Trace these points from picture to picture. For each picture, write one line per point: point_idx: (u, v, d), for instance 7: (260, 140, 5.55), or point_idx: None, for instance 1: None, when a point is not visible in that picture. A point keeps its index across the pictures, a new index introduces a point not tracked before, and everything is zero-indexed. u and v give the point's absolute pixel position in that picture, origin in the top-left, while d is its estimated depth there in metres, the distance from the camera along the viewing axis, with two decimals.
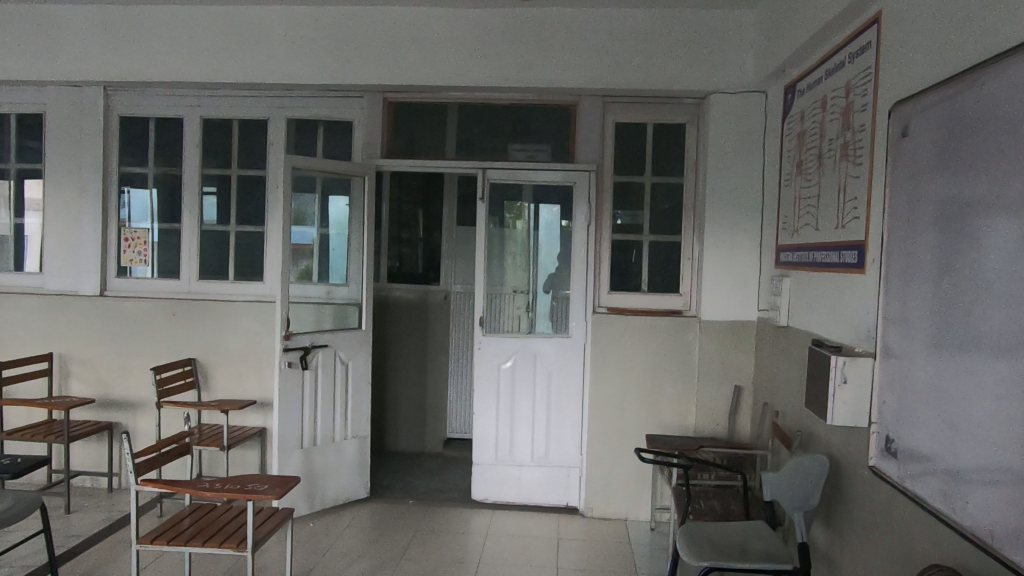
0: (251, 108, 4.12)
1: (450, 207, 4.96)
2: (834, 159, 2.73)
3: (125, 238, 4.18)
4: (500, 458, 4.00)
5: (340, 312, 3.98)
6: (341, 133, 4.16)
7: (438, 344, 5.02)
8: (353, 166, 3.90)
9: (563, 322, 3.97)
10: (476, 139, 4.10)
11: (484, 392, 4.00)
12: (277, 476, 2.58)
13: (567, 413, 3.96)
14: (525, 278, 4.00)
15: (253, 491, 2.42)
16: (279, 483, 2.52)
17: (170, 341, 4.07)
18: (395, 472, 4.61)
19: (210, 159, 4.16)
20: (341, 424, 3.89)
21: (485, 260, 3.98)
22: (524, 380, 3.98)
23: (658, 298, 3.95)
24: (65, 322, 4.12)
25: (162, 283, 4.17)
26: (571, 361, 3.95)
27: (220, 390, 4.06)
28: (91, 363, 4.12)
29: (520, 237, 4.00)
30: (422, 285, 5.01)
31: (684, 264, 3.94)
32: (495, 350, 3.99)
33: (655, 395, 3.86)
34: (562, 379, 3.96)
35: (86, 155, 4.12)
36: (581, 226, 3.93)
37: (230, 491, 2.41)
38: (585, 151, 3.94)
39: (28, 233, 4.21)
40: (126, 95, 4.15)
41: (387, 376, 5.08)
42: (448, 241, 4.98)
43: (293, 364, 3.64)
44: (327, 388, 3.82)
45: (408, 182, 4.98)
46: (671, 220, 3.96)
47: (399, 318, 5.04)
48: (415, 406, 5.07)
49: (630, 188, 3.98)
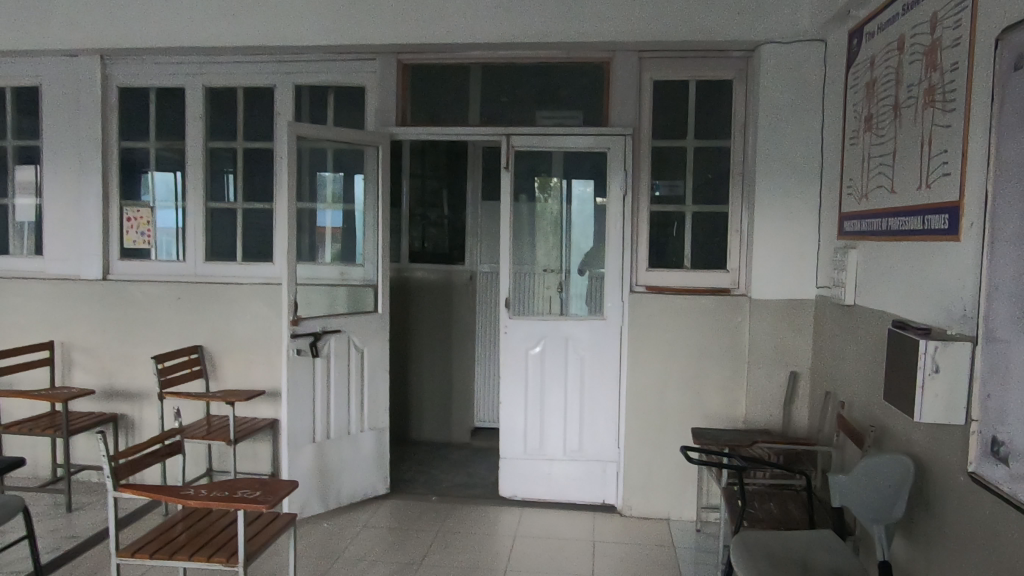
0: (256, 75, 3.81)
1: (475, 179, 4.61)
2: (915, 108, 2.32)
3: (127, 217, 3.92)
4: (530, 451, 3.67)
5: (355, 294, 3.67)
6: (353, 99, 3.82)
7: (464, 327, 4.70)
8: (366, 135, 3.58)
9: (598, 303, 3.61)
10: (500, 103, 3.74)
11: (511, 380, 3.67)
12: (271, 481, 2.27)
13: (603, 403, 3.61)
14: (556, 255, 3.64)
15: (239, 500, 2.10)
16: (272, 491, 2.20)
17: (176, 328, 3.81)
18: (418, 465, 4.31)
19: (214, 132, 3.87)
20: (357, 415, 3.59)
21: (510, 236, 3.63)
22: (555, 367, 3.63)
23: (703, 275, 3.57)
24: (65, 308, 3.87)
25: (167, 266, 3.90)
26: (606, 346, 3.59)
27: (229, 379, 3.79)
28: (93, 352, 3.87)
29: (548, 210, 3.64)
30: (446, 264, 4.68)
31: (732, 237, 3.55)
32: (523, 334, 3.65)
33: (700, 383, 3.49)
34: (597, 366, 3.60)
35: (84, 129, 3.86)
36: (616, 197, 3.55)
37: (213, 500, 2.10)
38: (619, 114, 3.56)
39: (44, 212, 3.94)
40: (124, 64, 3.86)
41: (411, 361, 4.78)
42: (473, 217, 4.64)
43: (302, 352, 3.34)
44: (342, 377, 3.51)
45: (429, 155, 4.64)
46: (716, 188, 3.56)
47: (423, 300, 4.72)
48: (440, 393, 4.76)
49: (670, 153, 3.59)
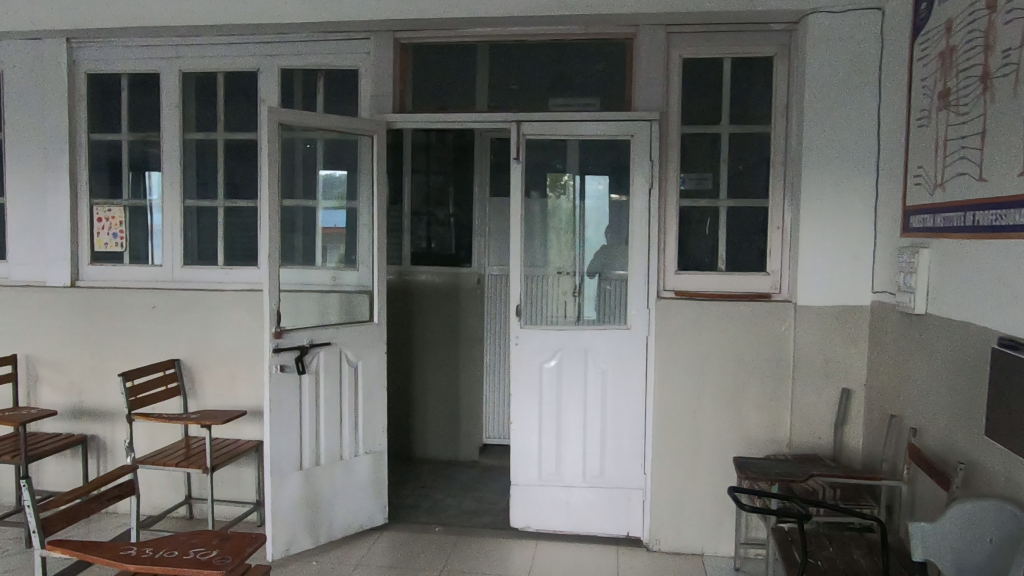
0: (239, 58, 3.43)
1: (482, 173, 4.22)
2: (1013, 77, 1.90)
3: (98, 218, 3.55)
4: (544, 476, 3.27)
5: (348, 302, 3.28)
6: (346, 83, 3.42)
7: (472, 334, 4.31)
8: (359, 122, 3.19)
9: (620, 310, 3.20)
10: (510, 86, 3.34)
11: (523, 396, 3.27)
12: (236, 536, 1.87)
13: (627, 423, 3.20)
14: (573, 255, 3.24)
15: (189, 563, 1.71)
16: (232, 549, 1.81)
17: (151, 340, 3.43)
18: (422, 488, 3.92)
19: (193, 121, 3.49)
20: (351, 438, 3.20)
21: (521, 235, 3.23)
22: (572, 383, 3.23)
23: (740, 278, 3.16)
24: (29, 318, 3.50)
25: (142, 271, 3.53)
26: (631, 359, 3.18)
27: (210, 396, 3.41)
28: (60, 366, 3.49)
29: (564, 206, 3.24)
30: (452, 266, 4.29)
31: (773, 235, 3.13)
32: (536, 345, 3.25)
33: (738, 400, 3.08)
34: (620, 381, 3.20)
35: (50, 120, 3.49)
36: (641, 190, 3.14)
37: (155, 562, 1.70)
38: (644, 96, 3.15)
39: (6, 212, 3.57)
40: (93, 48, 3.49)
41: (414, 372, 4.38)
42: (481, 215, 4.24)
43: (287, 368, 2.95)
44: (334, 395, 3.12)
45: (434, 148, 4.25)
46: (753, 180, 3.16)
47: (427, 305, 4.33)
48: (445, 407, 4.37)
49: (701, 141, 3.18)
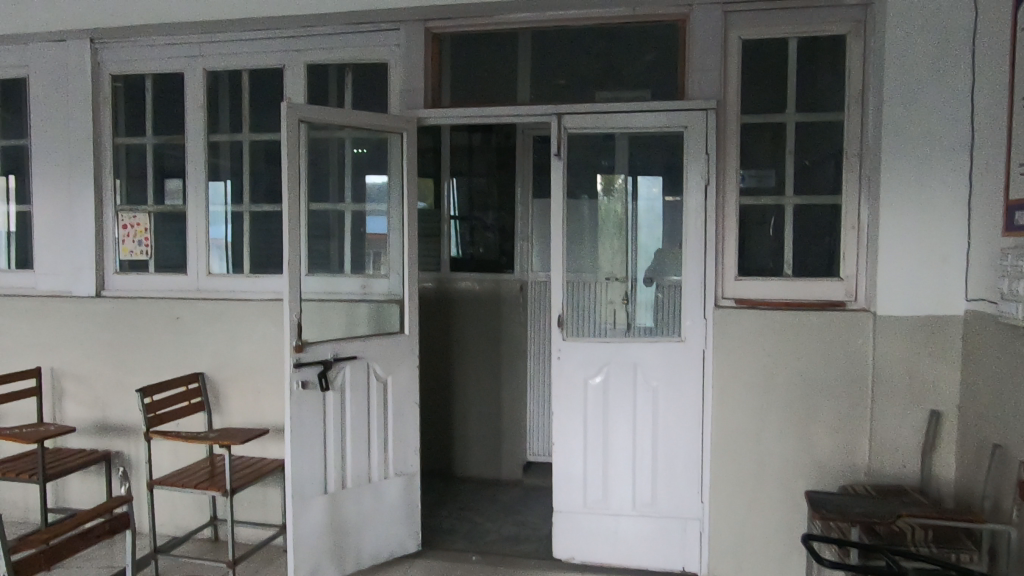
0: (264, 55, 3.25)
1: (525, 173, 3.95)
2: None
3: (124, 224, 3.42)
4: (590, 504, 2.97)
5: (378, 312, 3.06)
6: (375, 78, 3.19)
7: (514, 345, 4.03)
8: (388, 119, 2.97)
9: (674, 321, 2.89)
10: (551, 77, 3.06)
11: (567, 416, 2.98)
12: None
13: (681, 446, 2.89)
14: (621, 260, 2.95)
15: None
16: None
17: (174, 352, 3.27)
18: (460, 510, 3.67)
19: (218, 123, 3.32)
20: (380, 459, 2.96)
21: (564, 239, 2.95)
22: (620, 401, 2.93)
23: (809, 285, 2.82)
24: (54, 329, 3.38)
25: (167, 280, 3.38)
26: (686, 375, 2.87)
27: (235, 412, 3.22)
28: (85, 380, 3.36)
29: (611, 207, 2.95)
30: (493, 273, 4.04)
31: (847, 236, 2.78)
32: (581, 360, 2.96)
33: (808, 422, 2.74)
34: (673, 399, 2.88)
35: (75, 124, 3.37)
36: (697, 188, 2.83)
37: None
38: (699, 83, 2.84)
39: (33, 219, 3.47)
40: (118, 48, 3.36)
41: (455, 386, 4.13)
42: (523, 218, 3.98)
43: (309, 385, 2.73)
44: (361, 413, 2.88)
45: (474, 148, 4.02)
46: (823, 175, 2.82)
47: (467, 314, 4.08)
48: (486, 423, 4.10)
49: (764, 132, 2.86)
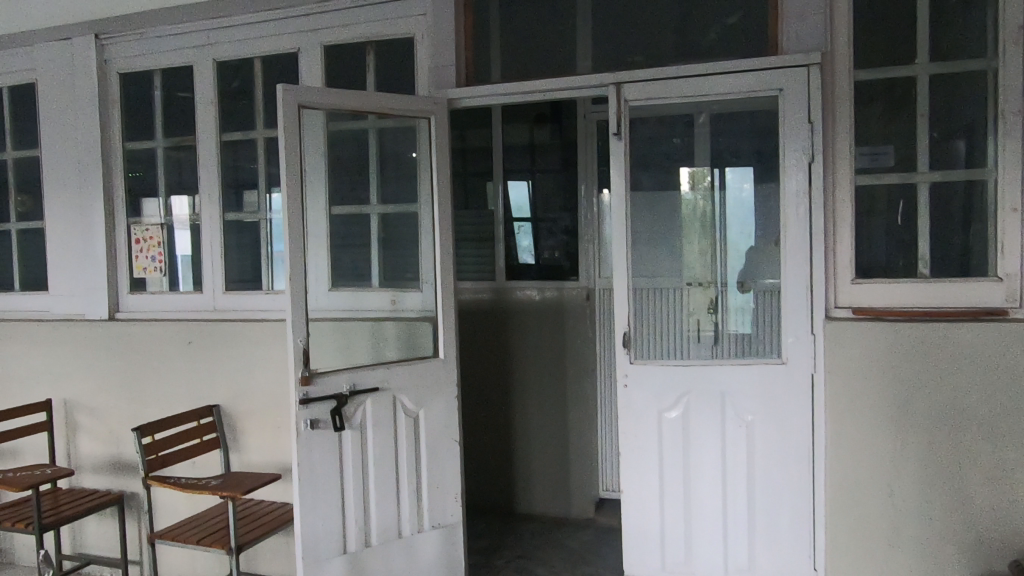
0: (276, 38, 2.82)
1: (589, 162, 3.35)
2: None
3: (136, 239, 3.06)
4: (670, 568, 2.39)
5: (409, 332, 2.57)
6: (400, 55, 2.70)
7: (580, 364, 3.40)
8: (413, 101, 2.49)
9: (772, 336, 2.29)
10: (609, 37, 2.48)
11: (637, 458, 2.40)
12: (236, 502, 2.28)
13: (785, 497, 2.28)
14: (702, 261, 2.35)
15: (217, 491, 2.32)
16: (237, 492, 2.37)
17: (188, 381, 2.88)
18: (520, 559, 3.13)
19: (230, 119, 2.93)
20: (413, 509, 2.47)
21: (630, 240, 2.39)
22: (704, 440, 2.33)
23: (955, 288, 2.13)
24: (66, 358, 3.06)
25: (182, 300, 3.00)
26: (788, 407, 2.26)
27: (252, 449, 2.80)
28: (98, 413, 3.02)
29: (695, 204, 2.35)
30: (557, 280, 3.42)
31: (1006, 221, 2.10)
32: (652, 388, 2.38)
33: (953, 470, 2.10)
34: (773, 437, 2.27)
35: (83, 129, 3.05)
36: (795, 167, 2.23)
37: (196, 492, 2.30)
38: (795, 34, 2.24)
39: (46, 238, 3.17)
40: (124, 43, 3.02)
41: (513, 413, 3.53)
42: (588, 215, 3.36)
43: (320, 424, 2.27)
44: (387, 457, 2.40)
45: (536, 144, 3.43)
46: (967, 143, 2.15)
47: (527, 330, 3.47)
48: (551, 455, 3.49)
49: (886, 90, 2.20)
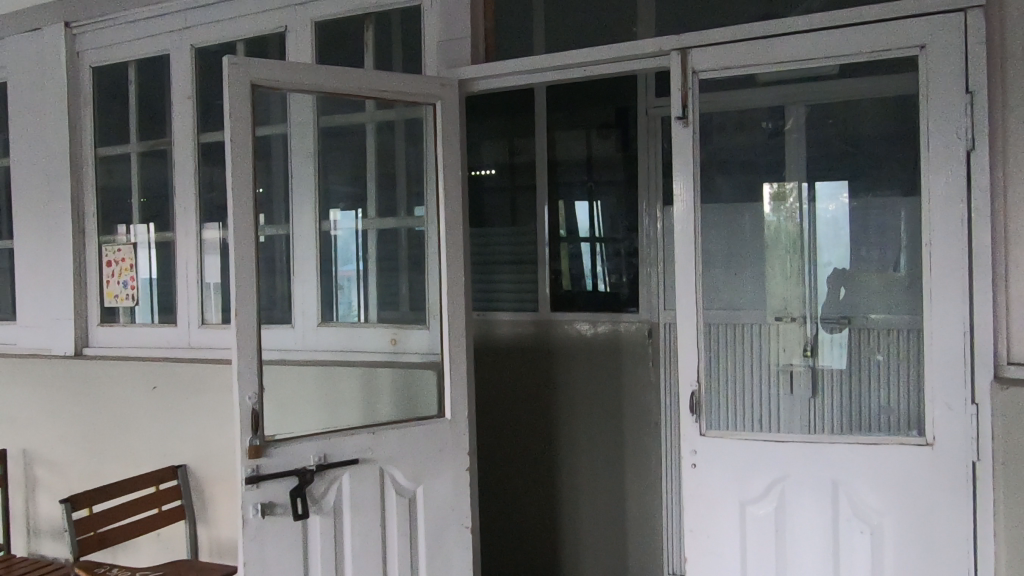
0: (261, 16, 2.32)
1: (651, 167, 2.67)
2: None
3: (107, 261, 2.60)
4: None
5: (407, 384, 1.97)
6: (405, 29, 2.14)
7: (642, 419, 2.70)
8: (415, 81, 1.91)
9: (906, 401, 1.60)
10: None
11: (714, 564, 1.72)
12: None
13: None
14: (797, 292, 1.69)
15: None
16: None
17: (152, 433, 2.38)
18: None
19: (211, 116, 2.44)
20: None
21: (703, 261, 1.74)
22: (809, 546, 1.65)
23: None
24: (25, 401, 2.61)
25: (154, 334, 2.52)
26: (939, 508, 1.56)
27: (224, 524, 2.27)
28: (58, 468, 2.55)
29: (780, 227, 1.70)
30: (612, 312, 2.74)
31: None
32: (733, 468, 1.70)
33: None
34: (912, 549, 1.58)
35: (52, 134, 2.61)
36: (944, 159, 1.54)
37: None
38: None
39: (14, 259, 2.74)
40: (97, 32, 2.58)
41: (557, 475, 2.85)
42: (650, 233, 2.69)
43: (275, 509, 1.70)
44: (371, 549, 1.81)
45: (593, 155, 2.79)
46: None
47: (575, 374, 2.78)
48: (604, 527, 2.81)
49: None
